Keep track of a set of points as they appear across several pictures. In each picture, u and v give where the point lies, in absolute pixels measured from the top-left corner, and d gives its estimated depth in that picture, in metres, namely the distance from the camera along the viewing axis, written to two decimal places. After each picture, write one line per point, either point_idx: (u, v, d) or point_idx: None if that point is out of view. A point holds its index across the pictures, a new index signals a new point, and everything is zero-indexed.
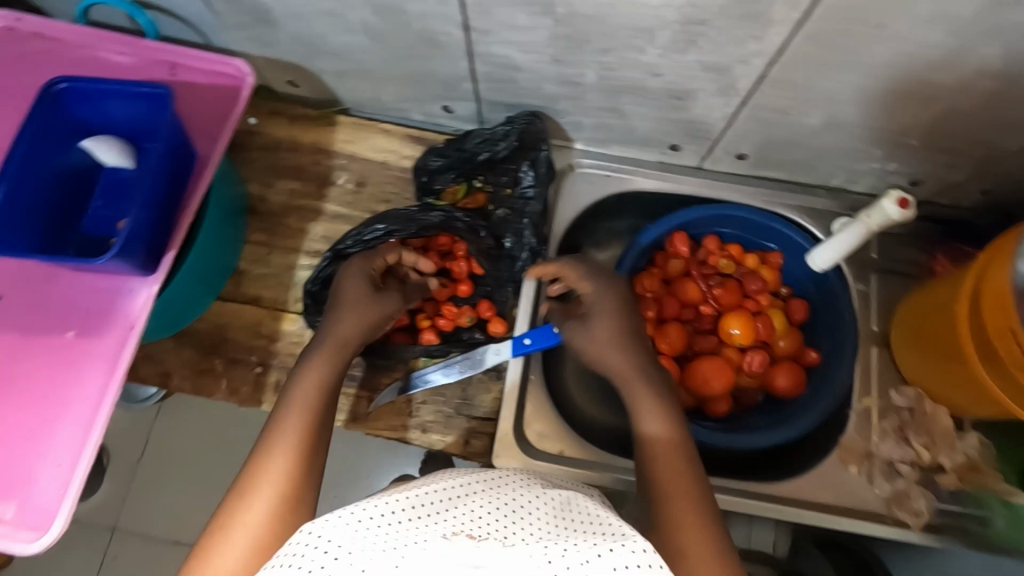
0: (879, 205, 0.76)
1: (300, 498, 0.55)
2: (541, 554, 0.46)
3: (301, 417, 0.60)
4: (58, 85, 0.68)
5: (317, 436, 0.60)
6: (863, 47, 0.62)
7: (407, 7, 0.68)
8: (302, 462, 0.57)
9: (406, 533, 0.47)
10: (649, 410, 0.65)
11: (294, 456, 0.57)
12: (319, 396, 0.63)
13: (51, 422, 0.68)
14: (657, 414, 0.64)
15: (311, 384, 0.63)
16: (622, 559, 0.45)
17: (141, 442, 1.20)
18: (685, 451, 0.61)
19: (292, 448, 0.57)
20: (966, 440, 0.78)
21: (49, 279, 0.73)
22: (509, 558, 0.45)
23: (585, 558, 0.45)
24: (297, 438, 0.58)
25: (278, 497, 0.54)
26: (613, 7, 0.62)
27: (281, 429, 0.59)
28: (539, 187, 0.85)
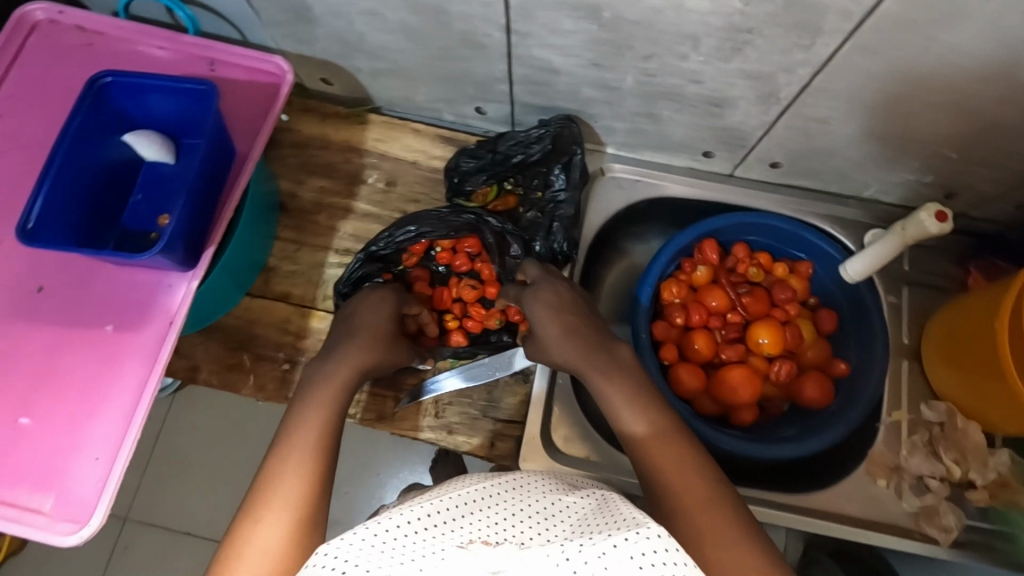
0: (916, 218, 0.74)
1: (323, 500, 0.56)
2: (559, 553, 0.45)
3: (314, 427, 0.60)
4: (103, 78, 0.69)
5: (329, 446, 0.60)
6: (912, 59, 0.61)
7: (450, 8, 0.68)
8: (318, 468, 0.57)
9: (423, 544, 0.47)
10: (628, 408, 0.66)
11: (308, 464, 0.57)
12: (331, 413, 0.62)
13: (88, 416, 0.68)
14: (636, 411, 0.65)
15: (322, 401, 0.63)
16: (637, 546, 0.44)
17: (154, 433, 1.21)
18: (670, 442, 0.62)
19: (306, 456, 0.58)
20: (998, 457, 0.77)
21: (86, 272, 0.73)
22: (528, 559, 0.45)
23: (601, 552, 0.44)
24: (309, 448, 0.58)
25: (302, 499, 0.55)
26: (660, 13, 0.61)
27: (291, 442, 0.59)
28: (571, 190, 0.85)
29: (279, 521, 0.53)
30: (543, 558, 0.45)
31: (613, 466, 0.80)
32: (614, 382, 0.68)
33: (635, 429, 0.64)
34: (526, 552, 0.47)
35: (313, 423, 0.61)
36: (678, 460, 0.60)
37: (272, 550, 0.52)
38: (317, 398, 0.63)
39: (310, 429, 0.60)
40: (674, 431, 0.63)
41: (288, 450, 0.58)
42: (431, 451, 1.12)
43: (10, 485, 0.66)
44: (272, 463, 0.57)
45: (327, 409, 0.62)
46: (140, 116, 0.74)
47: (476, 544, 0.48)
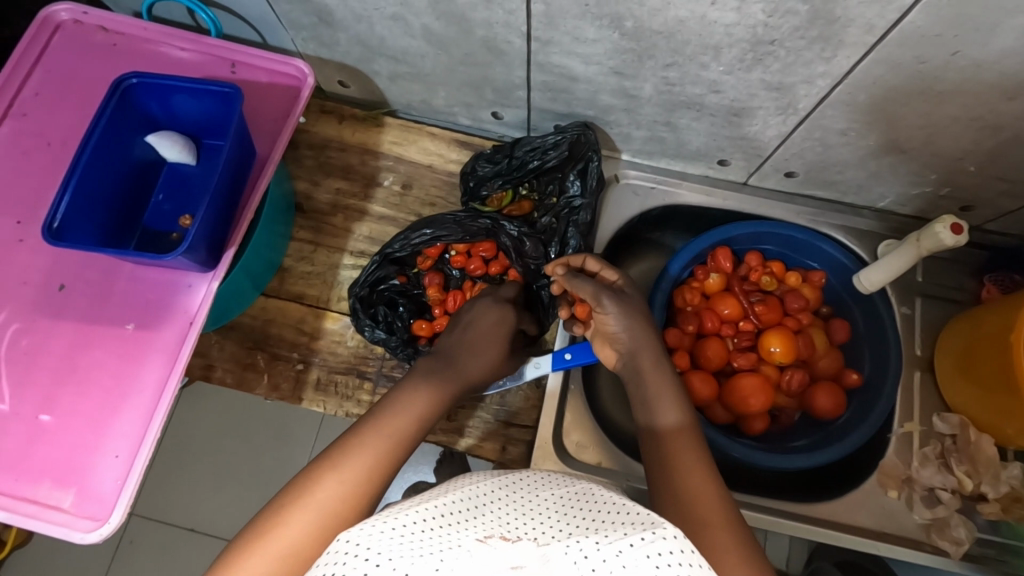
0: (931, 230, 0.74)
1: (378, 488, 0.58)
2: (575, 550, 0.45)
3: (402, 421, 0.63)
4: (128, 80, 0.70)
5: (408, 442, 0.62)
6: (934, 72, 0.61)
7: (474, 14, 0.68)
8: (387, 457, 0.59)
9: (442, 538, 0.47)
10: (663, 402, 0.68)
11: (381, 451, 0.59)
12: (425, 409, 0.65)
13: (110, 412, 0.69)
14: (670, 405, 0.68)
15: (429, 395, 0.67)
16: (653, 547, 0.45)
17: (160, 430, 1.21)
18: (694, 439, 0.64)
19: (384, 441, 0.60)
20: (1010, 470, 0.77)
21: (107, 269, 0.74)
22: (543, 557, 0.45)
23: (618, 552, 0.45)
24: (395, 434, 0.62)
25: (365, 472, 0.57)
26: (684, 23, 0.62)
27: (372, 434, 0.60)
28: (587, 198, 0.86)
29: (332, 492, 0.55)
30: (561, 555, 0.45)
31: (626, 472, 0.80)
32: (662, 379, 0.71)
33: (667, 420, 0.67)
34: (544, 549, 0.47)
35: (403, 416, 0.63)
36: (693, 458, 0.61)
37: (323, 514, 0.54)
38: (424, 387, 0.67)
39: (404, 419, 0.63)
40: (695, 434, 0.65)
41: (370, 430, 0.61)
42: (436, 452, 1.13)
43: (31, 481, 0.67)
44: (348, 439, 0.60)
45: (424, 406, 0.65)
46: (163, 116, 0.75)
47: (494, 538, 0.48)
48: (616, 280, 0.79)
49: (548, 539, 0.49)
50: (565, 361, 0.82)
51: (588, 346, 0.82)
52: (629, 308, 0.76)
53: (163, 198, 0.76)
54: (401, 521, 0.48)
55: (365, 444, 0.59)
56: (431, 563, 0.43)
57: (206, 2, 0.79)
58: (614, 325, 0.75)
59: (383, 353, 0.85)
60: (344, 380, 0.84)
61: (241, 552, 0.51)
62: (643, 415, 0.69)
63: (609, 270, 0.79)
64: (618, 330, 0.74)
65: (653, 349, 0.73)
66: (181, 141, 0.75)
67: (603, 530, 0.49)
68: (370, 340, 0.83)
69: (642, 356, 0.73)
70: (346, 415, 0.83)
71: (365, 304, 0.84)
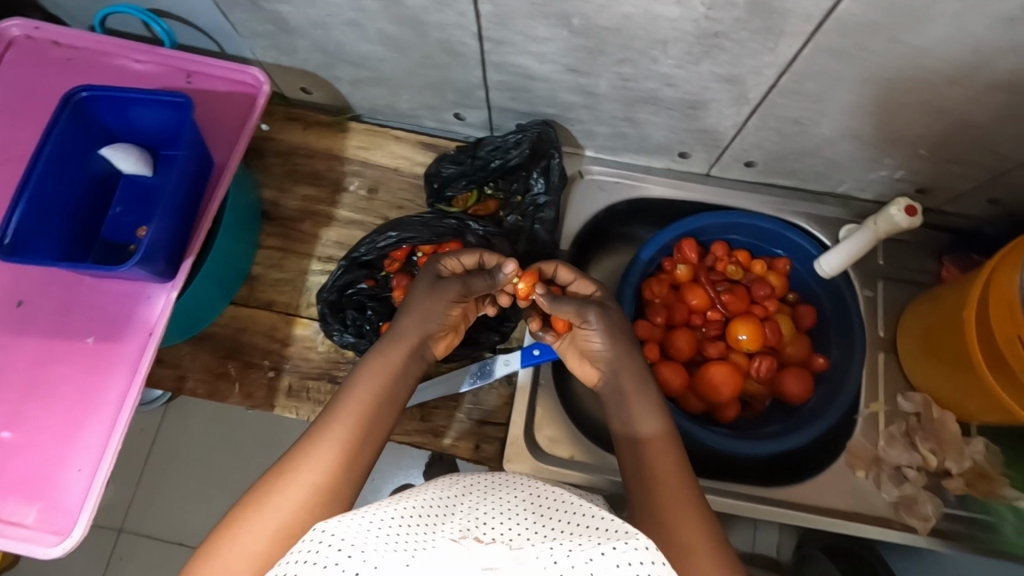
0: (887, 212, 0.76)
1: (349, 479, 0.59)
2: (547, 555, 0.46)
3: (359, 404, 0.63)
4: (79, 94, 0.70)
5: (371, 425, 0.62)
6: (878, 58, 0.62)
7: (426, 17, 0.69)
8: (349, 444, 0.60)
9: (414, 538, 0.47)
10: (643, 410, 0.66)
11: (343, 440, 0.60)
12: (384, 388, 0.65)
13: (73, 426, 0.69)
14: (648, 413, 0.66)
15: (383, 368, 0.66)
16: (623, 556, 0.45)
17: (146, 446, 1.21)
18: (674, 451, 0.62)
19: (346, 422, 0.61)
20: (973, 446, 0.79)
21: (66, 285, 0.74)
22: (517, 560, 0.46)
23: (589, 556, 0.45)
24: (356, 416, 0.62)
25: (332, 459, 0.58)
26: (631, 19, 0.63)
27: (335, 413, 0.62)
28: (551, 194, 0.87)
29: (296, 487, 0.56)
30: (532, 560, 0.46)
31: (599, 465, 0.81)
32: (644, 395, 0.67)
33: (646, 429, 0.64)
34: (517, 552, 0.48)
35: (359, 397, 0.63)
36: (672, 472, 0.60)
37: (289, 511, 0.55)
38: (374, 359, 0.67)
39: (360, 399, 0.63)
40: (676, 445, 0.63)
41: (333, 420, 0.61)
42: (422, 455, 1.13)
43: None
44: (312, 431, 0.61)
45: (380, 384, 0.65)
46: (119, 128, 0.75)
47: (469, 539, 0.49)
48: (591, 292, 0.74)
49: (523, 543, 0.50)
50: (534, 357, 0.83)
51: None
52: (612, 318, 0.70)
53: (121, 210, 0.76)
54: (374, 519, 0.49)
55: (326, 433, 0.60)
56: (402, 558, 0.44)
57: (160, 13, 0.79)
58: (595, 342, 0.70)
59: (354, 356, 0.85)
60: (316, 385, 0.84)
61: (216, 543, 0.53)
62: (620, 424, 0.67)
63: (581, 282, 0.74)
64: (596, 346, 0.70)
65: (635, 362, 0.69)
66: (136, 153, 0.74)
67: (576, 538, 0.50)
68: (340, 344, 0.84)
69: (625, 377, 0.68)
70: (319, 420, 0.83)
71: (334, 308, 0.85)
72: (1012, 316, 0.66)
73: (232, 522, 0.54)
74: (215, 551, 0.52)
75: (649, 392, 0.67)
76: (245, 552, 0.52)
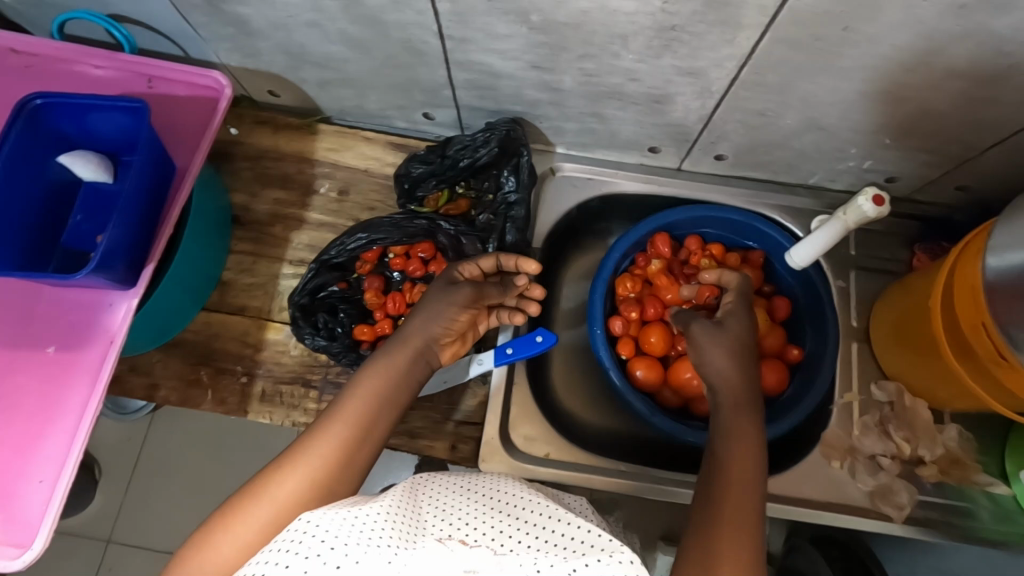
0: (856, 204, 0.75)
1: (346, 473, 0.58)
2: (531, 564, 0.47)
3: (361, 402, 0.62)
4: (33, 101, 0.70)
5: (370, 424, 0.61)
6: (835, 49, 0.62)
7: (385, 17, 0.68)
8: (348, 441, 0.59)
9: (399, 534, 0.47)
10: (737, 431, 0.64)
11: (340, 436, 0.59)
12: (386, 387, 0.64)
13: (33, 437, 0.70)
14: (748, 434, 0.63)
15: (389, 366, 0.66)
16: (605, 567, 0.46)
17: (133, 456, 1.21)
18: (755, 474, 0.60)
19: (350, 417, 0.61)
20: (947, 433, 0.80)
21: (31, 293, 0.76)
22: (500, 565, 0.47)
23: (571, 568, 0.46)
24: (359, 412, 0.61)
25: (330, 454, 0.58)
26: (588, 14, 0.62)
27: (340, 410, 0.61)
28: (521, 192, 0.86)
29: (288, 480, 0.55)
30: (515, 566, 0.46)
31: (575, 463, 0.81)
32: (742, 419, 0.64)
33: (731, 450, 0.62)
34: (499, 557, 0.48)
35: (360, 396, 0.63)
36: (744, 494, 0.59)
37: (279, 503, 0.54)
38: (377, 364, 0.66)
39: (363, 394, 0.63)
40: (759, 468, 0.61)
41: (332, 418, 0.61)
42: None
43: None
44: (315, 427, 0.60)
45: (381, 383, 0.64)
46: (76, 135, 0.76)
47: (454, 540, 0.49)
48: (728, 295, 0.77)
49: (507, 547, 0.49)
50: (507, 355, 0.82)
51: (529, 338, 0.82)
52: (727, 342, 0.70)
53: (82, 217, 0.76)
54: (364, 509, 0.47)
55: (326, 428, 0.60)
56: (386, 556, 0.44)
57: (119, 18, 0.79)
58: (705, 357, 0.70)
59: (328, 360, 0.84)
60: (290, 390, 0.83)
61: (206, 537, 0.52)
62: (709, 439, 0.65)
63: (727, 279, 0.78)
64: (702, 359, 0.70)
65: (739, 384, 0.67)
66: (95, 160, 0.75)
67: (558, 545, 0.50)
68: (312, 348, 0.82)
69: (726, 395, 0.67)
70: (293, 425, 0.81)
71: (306, 312, 0.84)
72: (975, 305, 0.66)
73: (224, 513, 0.54)
74: (205, 541, 0.52)
75: (745, 414, 0.65)
76: (236, 543, 0.52)
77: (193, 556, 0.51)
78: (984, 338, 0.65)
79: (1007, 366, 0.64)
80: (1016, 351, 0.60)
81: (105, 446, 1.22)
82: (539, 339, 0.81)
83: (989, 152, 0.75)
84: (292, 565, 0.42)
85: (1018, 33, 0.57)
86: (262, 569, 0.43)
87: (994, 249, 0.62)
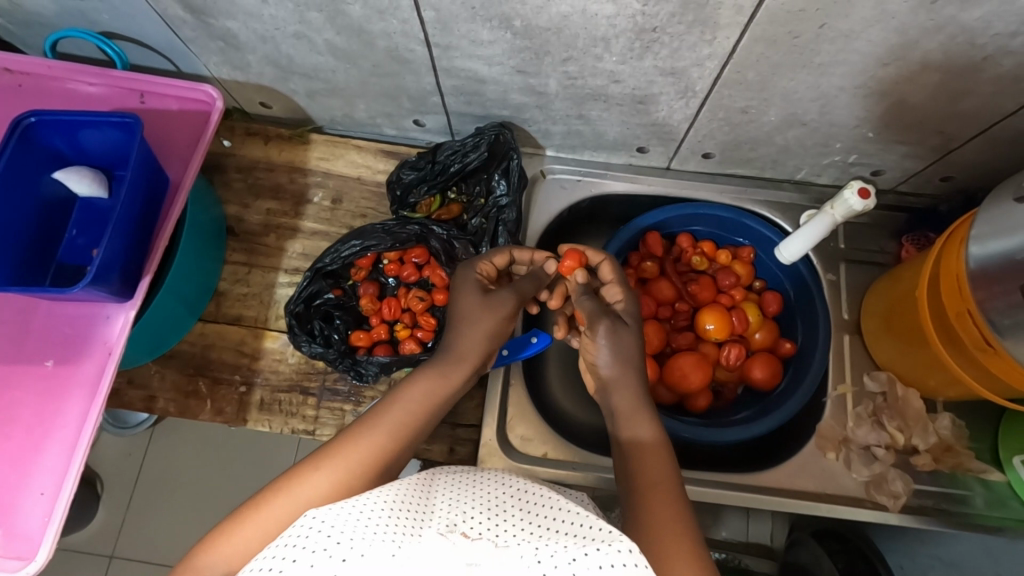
0: (842, 197, 0.76)
1: (374, 480, 0.58)
2: (532, 555, 0.46)
3: (404, 414, 0.63)
4: (27, 119, 0.72)
5: (409, 434, 0.63)
6: (811, 46, 0.64)
7: (370, 27, 0.69)
8: (386, 448, 0.60)
9: (403, 528, 0.48)
10: (639, 418, 0.66)
11: (381, 442, 0.60)
12: (430, 404, 0.65)
13: (32, 450, 0.71)
14: (646, 422, 0.66)
15: (429, 386, 0.66)
16: (607, 557, 0.44)
17: (135, 469, 1.22)
18: (665, 458, 0.62)
19: (390, 427, 0.62)
20: (939, 422, 0.81)
21: (28, 308, 0.77)
22: (502, 558, 0.46)
23: (571, 557, 0.45)
24: (400, 423, 0.62)
25: (364, 461, 0.58)
26: (568, 18, 0.64)
27: (384, 416, 0.62)
28: (512, 195, 0.87)
29: (322, 476, 0.56)
30: (515, 558, 0.46)
31: (572, 461, 0.82)
32: (644, 419, 0.66)
33: (641, 436, 0.65)
34: (501, 551, 0.48)
35: (404, 405, 0.64)
36: (663, 482, 0.59)
37: (308, 499, 0.55)
38: (420, 378, 0.66)
39: (404, 410, 0.63)
40: (668, 455, 0.63)
41: (374, 421, 0.62)
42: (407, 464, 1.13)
43: None
44: (355, 427, 0.61)
45: (424, 402, 0.65)
46: (69, 151, 0.77)
47: (455, 534, 0.50)
48: (617, 299, 0.75)
49: (508, 540, 0.49)
50: (504, 357, 0.83)
51: (524, 337, 0.84)
52: (622, 344, 0.70)
53: (77, 232, 0.78)
54: (365, 503, 0.48)
55: (368, 431, 0.61)
56: (388, 550, 0.44)
57: (111, 36, 0.80)
58: (600, 356, 0.70)
59: (324, 367, 0.85)
60: (287, 398, 0.83)
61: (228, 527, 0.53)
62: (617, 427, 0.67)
63: (612, 287, 0.75)
64: (603, 362, 0.70)
65: (634, 385, 0.69)
66: (90, 175, 0.77)
67: (560, 537, 0.49)
68: (309, 355, 0.82)
69: (619, 394, 0.69)
70: (291, 432, 0.82)
71: (301, 320, 0.84)
72: (961, 293, 0.66)
73: (254, 503, 0.54)
74: (232, 528, 0.53)
75: (644, 409, 0.67)
76: (263, 533, 0.53)
77: (219, 541, 0.52)
78: (969, 324, 0.66)
79: (993, 352, 0.65)
80: (1001, 339, 0.62)
81: (107, 461, 1.22)
82: (534, 338, 0.83)
83: (969, 142, 0.76)
84: (300, 560, 0.42)
85: (989, 25, 0.58)
86: (270, 564, 0.43)
87: (976, 238, 0.63)
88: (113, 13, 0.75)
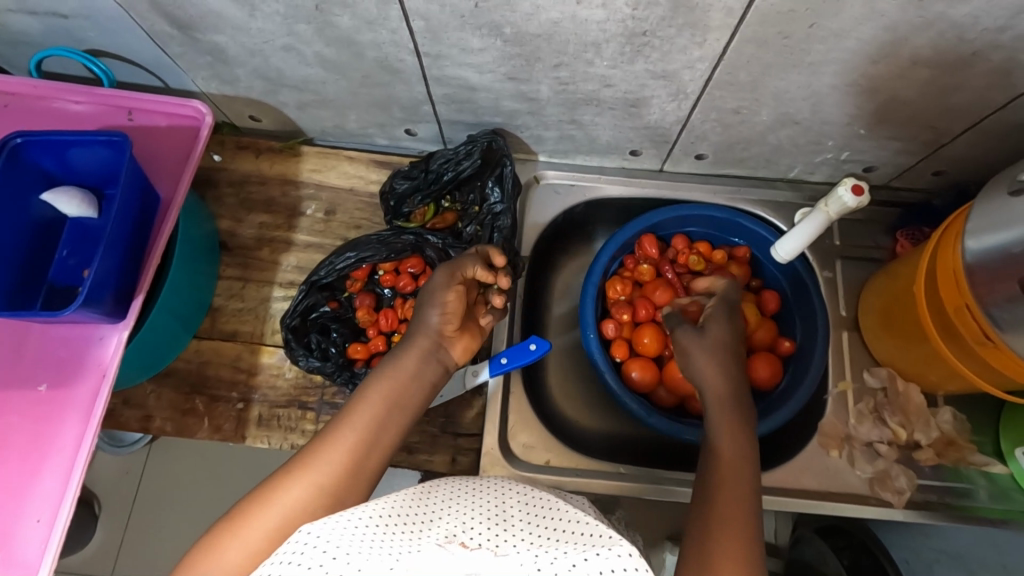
0: (835, 195, 0.76)
1: (354, 482, 0.58)
2: (532, 562, 0.45)
3: (372, 410, 0.62)
4: (14, 140, 0.71)
5: (380, 432, 0.62)
6: (801, 46, 0.64)
7: (359, 38, 0.69)
8: (359, 450, 0.59)
9: (400, 542, 0.47)
10: (725, 427, 0.65)
11: (353, 442, 0.60)
12: (398, 393, 0.64)
13: (28, 475, 0.70)
14: (732, 432, 0.65)
15: (390, 379, 0.65)
16: (607, 562, 0.44)
17: (133, 488, 1.20)
18: (745, 474, 0.61)
19: (361, 426, 0.61)
20: (941, 416, 0.81)
21: (18, 333, 0.75)
22: (501, 566, 0.45)
23: (571, 563, 0.45)
24: (371, 419, 0.62)
25: (339, 465, 0.58)
26: (559, 24, 0.64)
27: (350, 414, 0.62)
28: (506, 202, 0.86)
29: (299, 487, 0.56)
30: (514, 565, 0.45)
31: (575, 468, 0.81)
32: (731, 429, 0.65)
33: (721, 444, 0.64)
34: (501, 558, 0.47)
35: (371, 405, 0.63)
36: (739, 496, 0.59)
37: (288, 509, 0.54)
38: (381, 375, 0.65)
39: (371, 409, 0.62)
40: (751, 469, 0.62)
41: (344, 421, 0.61)
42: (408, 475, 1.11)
43: None
44: (325, 432, 0.61)
45: (393, 391, 0.64)
46: (58, 171, 0.77)
47: (454, 543, 0.48)
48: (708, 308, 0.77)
49: (509, 549, 0.48)
50: (502, 365, 0.81)
51: (523, 346, 0.81)
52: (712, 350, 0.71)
53: (67, 253, 0.77)
54: (360, 519, 0.48)
55: (339, 434, 0.60)
56: (387, 563, 0.43)
57: (97, 54, 0.79)
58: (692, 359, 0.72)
59: (322, 380, 0.84)
60: (286, 413, 0.82)
61: (212, 545, 0.52)
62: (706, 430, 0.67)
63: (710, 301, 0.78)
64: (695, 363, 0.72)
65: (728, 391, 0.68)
66: (80, 196, 0.76)
67: (561, 543, 0.49)
68: (307, 369, 0.81)
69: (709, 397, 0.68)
70: (291, 447, 0.81)
71: (298, 334, 0.83)
72: (957, 286, 0.66)
73: (231, 521, 0.54)
74: (215, 545, 0.52)
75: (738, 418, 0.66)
76: (246, 547, 0.52)
77: (200, 559, 0.52)
78: (966, 317, 0.66)
79: (992, 346, 0.65)
80: (1001, 333, 0.62)
81: (105, 481, 1.21)
82: (532, 346, 0.80)
83: (960, 136, 0.77)
84: None
85: (978, 21, 0.58)
86: None
87: (971, 233, 0.63)
88: (98, 30, 0.75)
